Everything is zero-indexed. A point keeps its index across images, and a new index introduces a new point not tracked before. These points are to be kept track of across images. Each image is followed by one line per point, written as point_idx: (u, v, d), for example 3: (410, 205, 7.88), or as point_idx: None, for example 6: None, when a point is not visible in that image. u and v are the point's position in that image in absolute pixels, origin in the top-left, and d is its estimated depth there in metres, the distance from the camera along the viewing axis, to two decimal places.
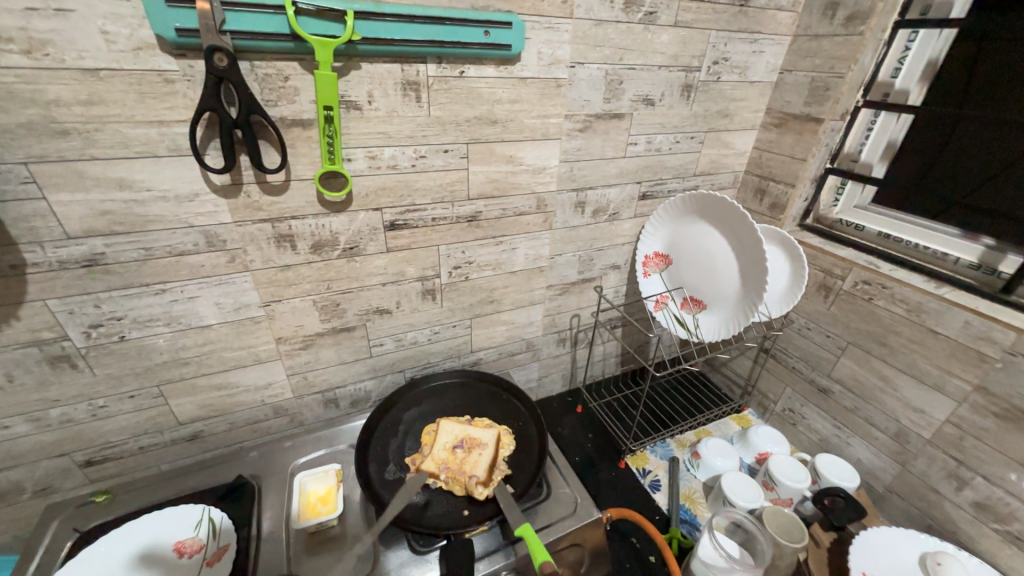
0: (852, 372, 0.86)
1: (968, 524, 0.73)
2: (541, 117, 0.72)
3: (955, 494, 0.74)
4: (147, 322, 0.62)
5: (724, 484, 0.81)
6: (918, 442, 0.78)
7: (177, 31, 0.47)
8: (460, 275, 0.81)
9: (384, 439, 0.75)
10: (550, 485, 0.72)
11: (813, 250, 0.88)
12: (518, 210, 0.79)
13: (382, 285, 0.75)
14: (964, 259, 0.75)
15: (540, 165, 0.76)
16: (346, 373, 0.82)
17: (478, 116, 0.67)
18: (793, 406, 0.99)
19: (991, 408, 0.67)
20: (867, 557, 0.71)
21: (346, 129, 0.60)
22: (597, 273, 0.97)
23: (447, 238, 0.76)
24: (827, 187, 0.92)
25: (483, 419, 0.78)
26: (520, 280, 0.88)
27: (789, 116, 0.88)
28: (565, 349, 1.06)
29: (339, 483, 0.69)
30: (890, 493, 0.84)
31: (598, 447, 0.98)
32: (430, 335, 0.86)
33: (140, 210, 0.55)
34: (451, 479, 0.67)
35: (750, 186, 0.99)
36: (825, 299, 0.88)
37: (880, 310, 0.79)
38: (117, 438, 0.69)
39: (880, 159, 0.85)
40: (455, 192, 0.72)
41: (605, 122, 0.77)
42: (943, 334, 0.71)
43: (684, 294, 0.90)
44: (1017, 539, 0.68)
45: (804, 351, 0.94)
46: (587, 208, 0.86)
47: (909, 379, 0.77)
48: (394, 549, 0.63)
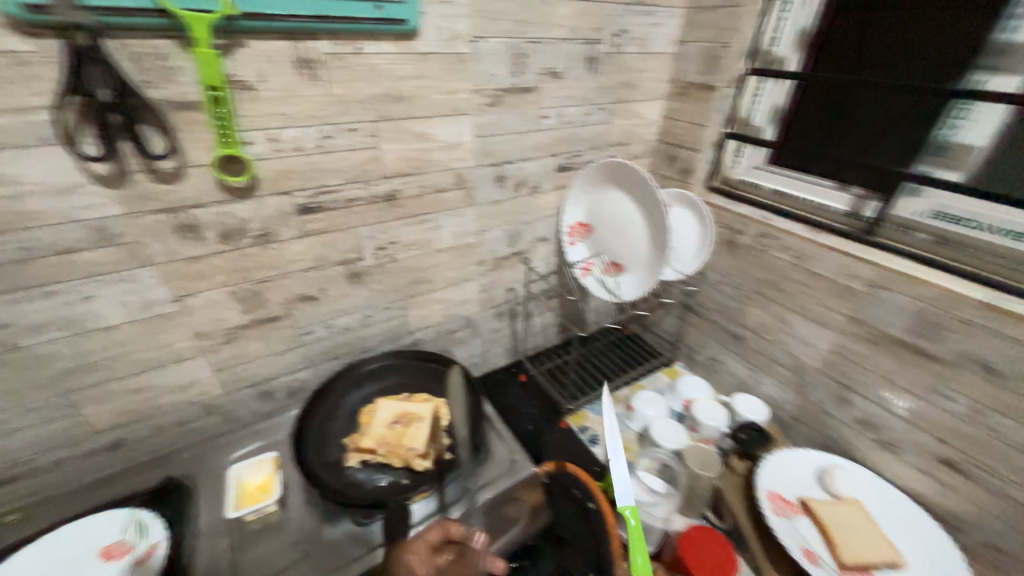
0: (758, 318, 0.95)
1: (854, 437, 0.85)
2: (448, 92, 0.73)
3: (843, 413, 0.85)
4: (42, 328, 0.58)
5: (654, 429, 0.87)
6: (813, 373, 0.88)
7: (26, 8, 0.43)
8: (386, 256, 0.81)
9: (321, 424, 0.75)
10: (488, 448, 0.75)
11: (718, 209, 0.96)
12: (437, 187, 0.80)
13: (303, 271, 0.75)
14: (840, 209, 0.85)
15: (454, 141, 0.78)
16: (277, 364, 0.81)
17: (382, 93, 0.67)
18: (714, 355, 1.08)
19: (864, 335, 0.78)
20: (770, 476, 0.80)
21: (240, 111, 0.59)
22: (526, 247, 1.00)
23: (367, 219, 0.76)
24: (727, 151, 0.98)
25: (422, 394, 0.80)
26: (449, 257, 0.90)
27: (689, 85, 0.94)
28: (503, 322, 1.09)
29: (277, 470, 0.69)
30: (794, 420, 0.94)
31: (540, 411, 1.03)
32: (363, 319, 0.86)
33: (16, 207, 0.51)
34: (389, 453, 0.68)
35: (663, 153, 1.06)
36: (732, 254, 0.96)
37: (775, 258, 0.88)
38: (25, 455, 0.65)
39: (768, 121, 0.93)
40: (369, 171, 0.72)
41: (515, 96, 0.80)
42: (823, 275, 0.81)
43: (605, 259, 0.96)
44: (889, 443, 0.79)
45: (720, 304, 1.02)
46: (508, 182, 0.88)
47: (801, 318, 0.86)
48: (335, 525, 0.64)
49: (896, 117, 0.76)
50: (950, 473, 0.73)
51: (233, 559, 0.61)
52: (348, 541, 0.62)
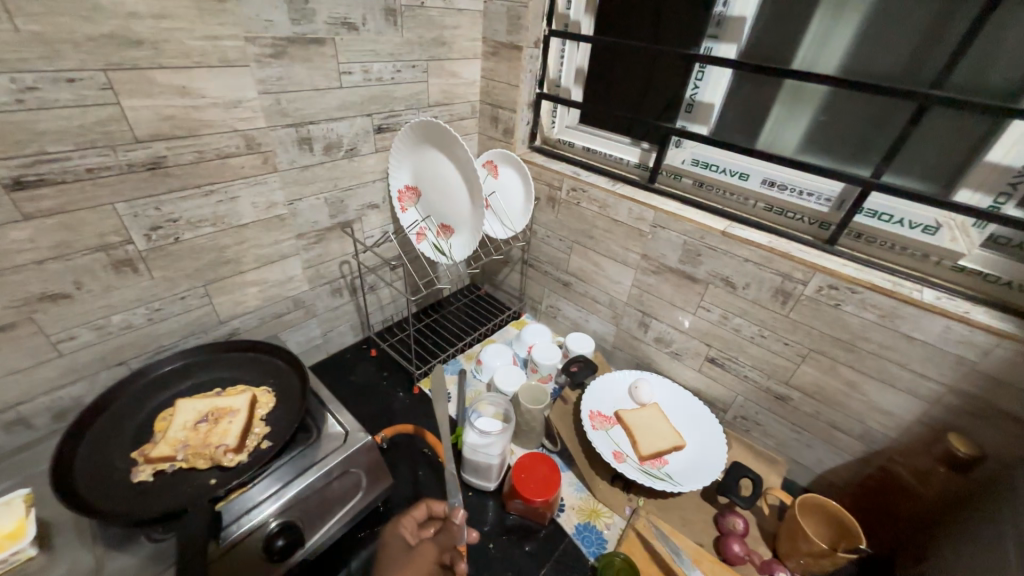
0: (579, 265, 1.06)
1: (655, 355, 1.02)
2: (209, 38, 0.62)
3: (646, 336, 1.01)
4: None
5: (497, 377, 0.95)
6: (622, 306, 1.03)
7: None
8: (165, 237, 0.69)
9: (98, 443, 0.63)
10: (318, 426, 0.72)
11: (538, 167, 1.02)
12: (220, 152, 0.70)
13: (37, 264, 0.59)
14: (632, 160, 0.97)
15: (232, 98, 0.68)
16: (27, 383, 0.64)
17: (109, 34, 0.55)
18: (552, 303, 1.19)
19: (651, 269, 0.93)
20: (592, 399, 0.93)
21: None
22: (354, 216, 0.95)
23: (125, 193, 0.63)
24: (544, 112, 1.06)
25: (237, 387, 0.73)
26: (257, 233, 0.80)
27: (499, 44, 0.96)
28: (344, 299, 1.03)
29: (35, 508, 0.57)
30: (615, 349, 1.10)
31: (392, 382, 1.02)
32: (150, 314, 0.73)
33: None
34: (193, 455, 0.61)
35: (486, 114, 1.08)
36: (553, 209, 1.05)
37: (585, 209, 0.98)
38: None
39: (574, 83, 1.02)
40: (112, 133, 0.59)
41: (303, 48, 0.72)
42: (620, 221, 0.93)
43: (437, 223, 0.96)
44: (677, 354, 0.98)
45: (550, 256, 1.12)
46: (316, 145, 0.81)
47: (610, 260, 0.99)
48: (125, 549, 0.55)
49: (656, 79, 0.89)
50: (714, 368, 0.94)
51: None
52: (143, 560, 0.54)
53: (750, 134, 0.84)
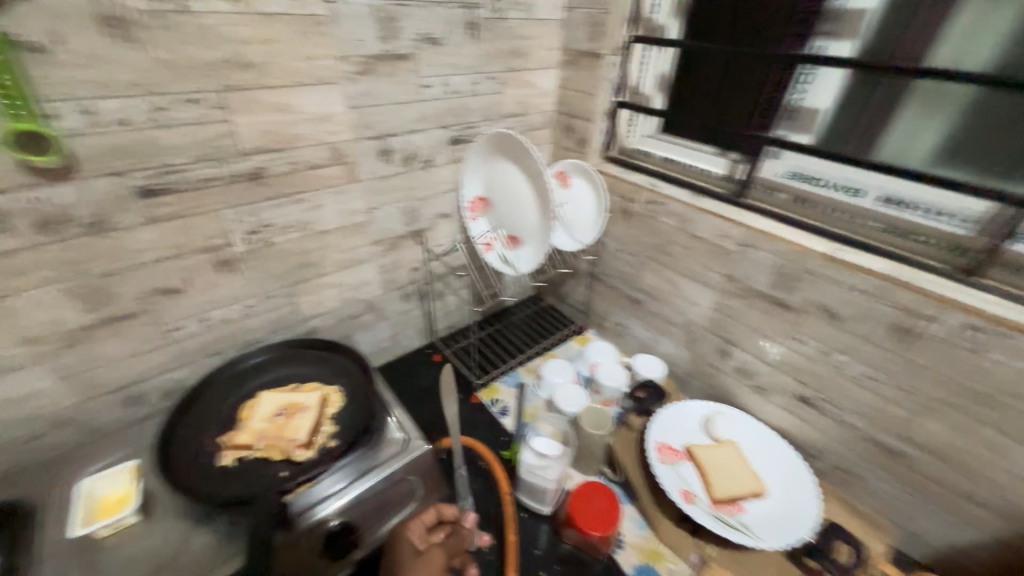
0: (652, 282, 1.00)
1: (734, 386, 0.92)
2: (307, 59, 0.67)
3: (724, 364, 0.92)
4: None
5: (556, 395, 0.91)
6: (698, 329, 0.94)
7: None
8: (260, 241, 0.76)
9: (194, 425, 0.70)
10: (381, 429, 0.73)
11: (612, 178, 0.98)
12: (311, 163, 0.75)
13: (158, 262, 0.67)
14: (717, 172, 0.90)
15: (323, 113, 0.72)
16: (145, 365, 0.73)
17: (225, 59, 0.61)
18: (620, 320, 1.13)
19: (735, 291, 0.84)
20: (659, 430, 0.86)
21: (36, 78, 0.51)
22: (426, 224, 0.98)
23: (230, 201, 0.70)
24: (622, 121, 1.01)
25: (312, 384, 0.77)
26: (338, 239, 0.85)
27: (579, 53, 0.94)
28: (412, 304, 1.07)
29: (139, 479, 0.64)
30: (687, 375, 1.01)
31: (452, 389, 1.03)
32: (243, 310, 0.80)
33: None
34: (269, 446, 0.66)
35: (561, 124, 1.06)
36: (626, 222, 0.99)
37: (662, 224, 0.92)
38: None
39: (656, 91, 0.97)
40: (222, 147, 0.65)
41: (389, 64, 0.75)
42: (701, 237, 0.86)
43: (505, 234, 0.96)
44: (761, 388, 0.87)
45: (621, 271, 1.06)
46: (395, 157, 0.84)
47: (686, 279, 0.92)
48: (209, 526, 0.61)
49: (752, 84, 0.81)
50: (806, 408, 0.82)
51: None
52: (223, 541, 0.59)
53: (868, 144, 0.72)
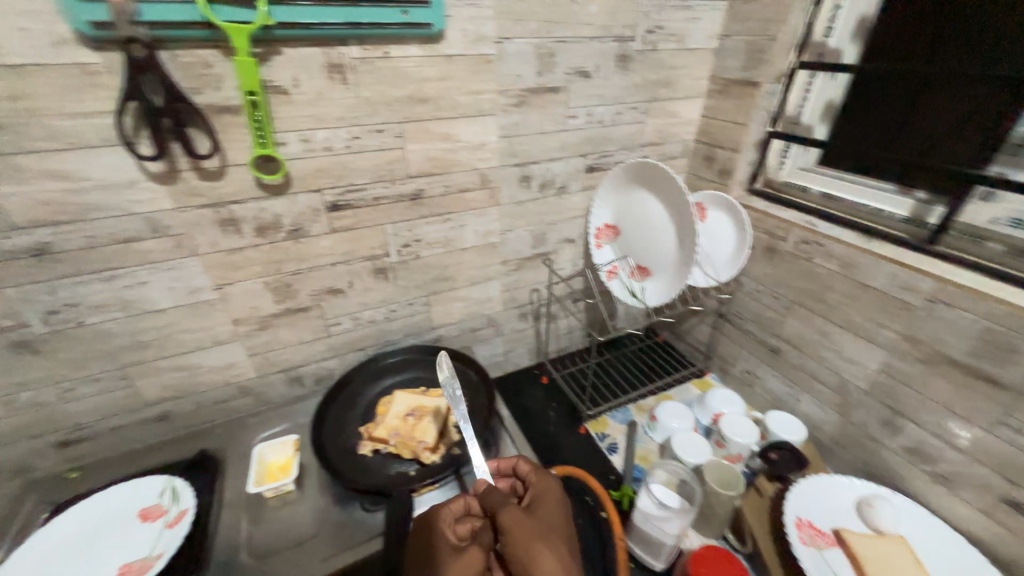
0: (797, 330, 0.89)
1: (902, 469, 0.76)
2: (473, 94, 0.74)
3: (890, 440, 0.77)
4: (102, 307, 0.65)
5: (674, 442, 0.84)
6: (856, 393, 0.81)
7: (91, 25, 0.49)
8: (410, 253, 0.84)
9: (341, 413, 0.79)
10: (498, 447, 0.76)
11: (757, 213, 0.90)
12: (461, 187, 0.82)
13: (331, 266, 0.78)
14: (897, 214, 0.78)
15: (478, 142, 0.78)
16: (307, 352, 0.85)
17: (408, 95, 0.69)
18: (749, 368, 1.02)
19: (916, 355, 0.70)
20: (801, 503, 0.74)
21: (276, 114, 0.63)
22: (552, 248, 0.99)
23: (392, 217, 0.78)
24: (773, 151, 0.92)
25: (437, 390, 0.81)
26: (472, 256, 0.91)
27: (730, 81, 0.89)
28: (527, 323, 1.09)
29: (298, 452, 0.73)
30: (835, 445, 0.87)
31: (559, 415, 1.02)
32: (387, 313, 0.89)
33: (80, 199, 0.57)
34: (401, 444, 0.70)
35: (700, 153, 1.01)
36: (770, 261, 0.90)
37: (818, 267, 0.81)
38: (88, 420, 0.73)
39: (820, 120, 0.87)
40: (394, 170, 0.74)
41: (541, 96, 0.79)
42: (872, 287, 0.74)
43: (631, 263, 0.93)
44: (943, 478, 0.71)
45: (756, 314, 0.96)
46: (533, 183, 0.88)
47: (846, 332, 0.80)
48: (347, 509, 0.67)
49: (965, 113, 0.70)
50: (1015, 516, 0.64)
51: (249, 530, 0.64)
52: (356, 524, 0.66)
53: None
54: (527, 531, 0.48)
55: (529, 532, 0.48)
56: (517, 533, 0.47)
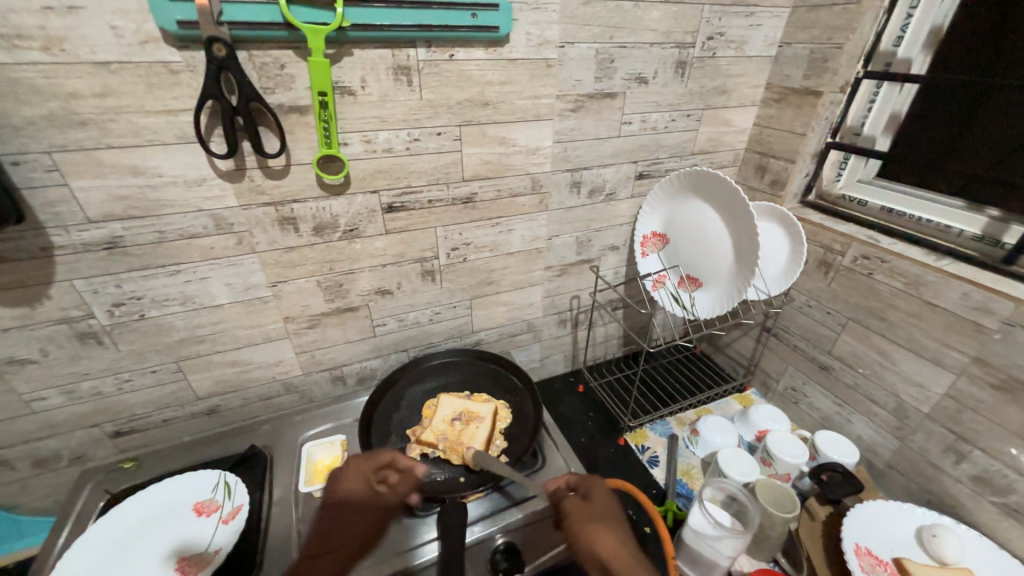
0: (852, 349, 0.86)
1: (967, 498, 0.73)
2: (532, 98, 0.73)
3: (954, 467, 0.74)
4: (164, 301, 0.67)
5: (721, 458, 0.81)
6: (916, 416, 0.78)
7: (178, 24, 0.50)
8: (458, 256, 0.83)
9: (387, 414, 0.79)
10: (545, 455, 0.76)
11: (813, 226, 0.87)
12: (512, 191, 0.81)
13: (382, 267, 0.78)
14: (967, 232, 0.74)
15: (533, 146, 0.78)
16: (353, 352, 0.85)
17: (470, 99, 0.69)
18: (796, 385, 0.99)
19: (989, 380, 0.67)
20: (858, 528, 0.72)
21: (342, 115, 0.63)
22: (596, 254, 0.98)
23: (444, 220, 0.78)
24: (830, 163, 0.91)
25: (482, 395, 0.81)
26: (518, 261, 0.90)
27: (789, 90, 0.87)
28: (566, 330, 1.07)
29: (344, 453, 0.77)
30: (890, 469, 0.84)
31: (597, 424, 1.00)
32: (432, 316, 0.88)
33: (154, 195, 0.59)
34: (450, 449, 0.71)
35: (751, 163, 0.99)
36: (825, 276, 0.87)
37: (879, 284, 0.79)
38: (143, 410, 0.75)
39: (883, 132, 0.84)
40: (450, 173, 0.74)
41: (598, 102, 0.78)
42: (941, 307, 0.71)
43: (681, 273, 0.92)
44: (1015, 511, 0.67)
45: (807, 330, 0.94)
46: (583, 189, 0.87)
47: (908, 353, 0.77)
48: None
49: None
50: None
51: (300, 529, 0.65)
52: (405, 529, 0.65)
53: None
54: (592, 513, 0.62)
55: (592, 518, 0.62)
56: (581, 522, 0.61)
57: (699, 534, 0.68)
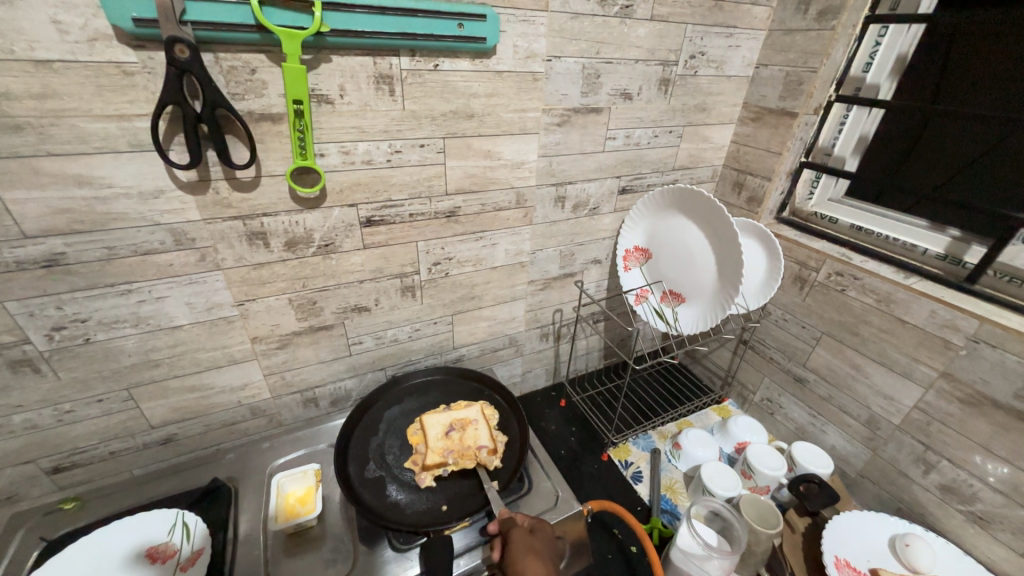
0: (826, 362, 0.88)
1: (935, 506, 0.76)
2: (519, 111, 0.71)
3: (923, 477, 0.77)
4: (114, 323, 0.60)
5: (705, 473, 0.81)
6: (889, 428, 0.80)
7: (134, 22, 0.45)
8: (440, 271, 0.80)
9: (365, 439, 0.75)
10: (532, 479, 0.75)
11: (788, 243, 0.90)
12: (497, 205, 0.79)
13: (359, 283, 0.74)
14: (932, 250, 0.77)
15: (519, 160, 0.76)
16: (326, 372, 0.80)
17: (454, 110, 0.66)
18: (772, 396, 1.02)
19: (955, 394, 0.70)
20: (838, 540, 0.73)
21: (318, 123, 0.59)
22: (579, 268, 0.96)
23: (426, 234, 0.75)
24: (802, 181, 0.93)
25: (461, 403, 0.81)
26: (501, 276, 0.87)
27: (765, 110, 0.89)
28: (548, 344, 1.05)
29: (319, 483, 0.70)
30: (863, 478, 0.87)
31: (581, 439, 0.99)
32: (411, 332, 0.85)
33: (103, 208, 0.53)
34: (461, 457, 0.71)
35: (728, 179, 1.00)
36: (800, 291, 0.90)
37: (852, 300, 0.81)
38: (86, 443, 0.67)
39: (853, 153, 0.87)
40: (433, 187, 0.71)
41: (584, 116, 0.77)
42: (911, 324, 0.74)
43: (663, 288, 0.93)
44: (981, 518, 0.71)
45: (782, 343, 0.96)
46: (567, 203, 0.86)
47: (880, 367, 0.79)
48: (374, 549, 0.64)
49: (991, 146, 0.70)
50: None
51: (269, 570, 0.61)
52: (386, 565, 0.62)
53: None
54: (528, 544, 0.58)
55: (536, 548, 0.58)
56: (520, 552, 0.57)
57: (683, 565, 0.68)
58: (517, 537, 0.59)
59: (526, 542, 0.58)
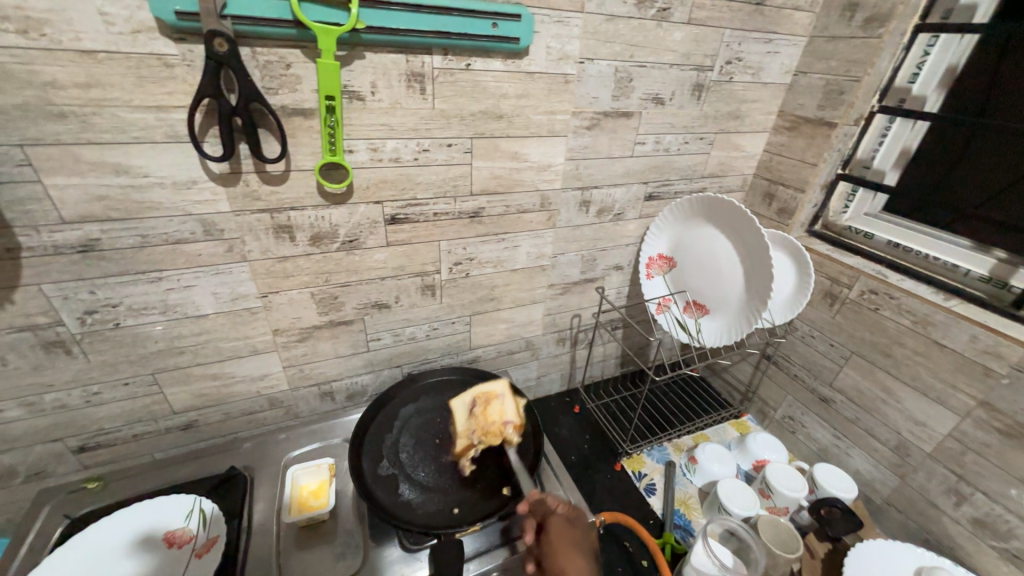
0: (854, 383, 0.85)
1: (966, 540, 0.72)
2: (548, 113, 0.70)
3: (954, 509, 0.73)
4: (143, 310, 0.61)
5: (721, 490, 0.79)
6: (919, 455, 0.77)
7: (176, 14, 0.45)
8: (461, 271, 0.80)
9: (379, 436, 0.75)
10: (544, 486, 0.74)
11: (820, 257, 0.87)
12: (521, 208, 0.78)
13: (381, 280, 0.74)
14: (975, 272, 0.73)
15: (545, 163, 0.75)
16: (344, 367, 0.81)
17: (484, 110, 0.66)
18: (794, 414, 0.99)
19: (994, 424, 0.66)
20: (861, 569, 0.70)
21: (348, 120, 0.59)
22: (600, 274, 0.95)
23: (449, 234, 0.75)
24: (837, 194, 0.90)
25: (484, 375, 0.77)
26: (521, 278, 0.87)
27: (802, 119, 0.86)
28: (564, 348, 1.03)
29: (332, 477, 0.71)
30: (888, 505, 0.83)
31: (594, 447, 0.97)
32: (428, 331, 0.84)
33: (137, 196, 0.54)
34: (486, 435, 0.68)
35: (759, 189, 0.98)
36: (830, 308, 0.87)
37: (886, 320, 0.78)
38: (111, 425, 0.69)
39: (893, 166, 0.83)
40: (458, 187, 0.71)
41: (613, 120, 0.76)
42: (949, 348, 0.70)
43: (687, 298, 0.90)
44: (1016, 557, 0.67)
45: (808, 360, 0.93)
46: (592, 208, 0.84)
47: (913, 392, 0.76)
48: (384, 547, 0.64)
49: None
50: None
51: (281, 562, 0.61)
52: (396, 564, 0.62)
53: None
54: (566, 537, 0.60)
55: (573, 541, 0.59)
56: (558, 543, 0.59)
57: None
58: (553, 525, 0.61)
59: (564, 532, 0.60)
